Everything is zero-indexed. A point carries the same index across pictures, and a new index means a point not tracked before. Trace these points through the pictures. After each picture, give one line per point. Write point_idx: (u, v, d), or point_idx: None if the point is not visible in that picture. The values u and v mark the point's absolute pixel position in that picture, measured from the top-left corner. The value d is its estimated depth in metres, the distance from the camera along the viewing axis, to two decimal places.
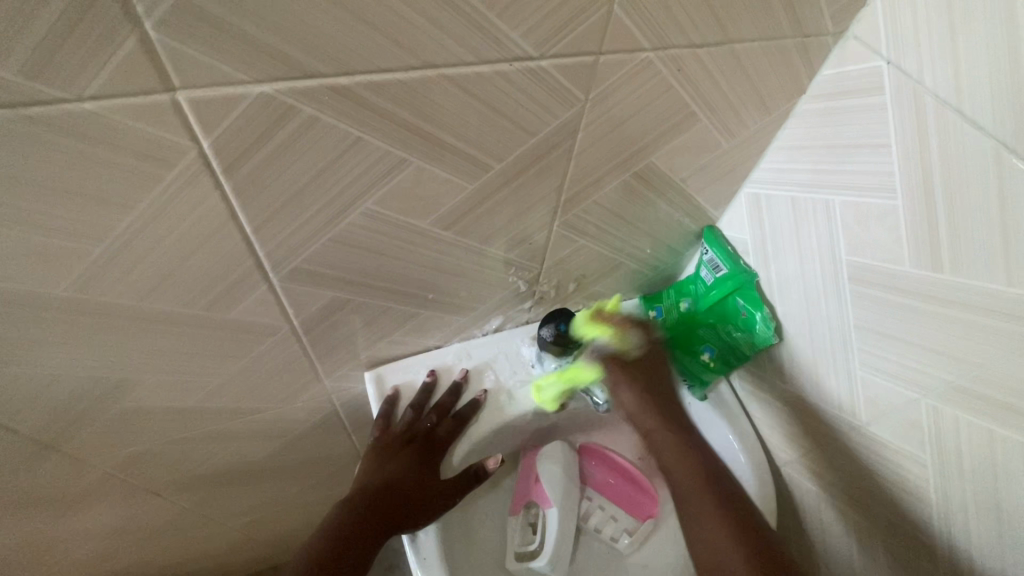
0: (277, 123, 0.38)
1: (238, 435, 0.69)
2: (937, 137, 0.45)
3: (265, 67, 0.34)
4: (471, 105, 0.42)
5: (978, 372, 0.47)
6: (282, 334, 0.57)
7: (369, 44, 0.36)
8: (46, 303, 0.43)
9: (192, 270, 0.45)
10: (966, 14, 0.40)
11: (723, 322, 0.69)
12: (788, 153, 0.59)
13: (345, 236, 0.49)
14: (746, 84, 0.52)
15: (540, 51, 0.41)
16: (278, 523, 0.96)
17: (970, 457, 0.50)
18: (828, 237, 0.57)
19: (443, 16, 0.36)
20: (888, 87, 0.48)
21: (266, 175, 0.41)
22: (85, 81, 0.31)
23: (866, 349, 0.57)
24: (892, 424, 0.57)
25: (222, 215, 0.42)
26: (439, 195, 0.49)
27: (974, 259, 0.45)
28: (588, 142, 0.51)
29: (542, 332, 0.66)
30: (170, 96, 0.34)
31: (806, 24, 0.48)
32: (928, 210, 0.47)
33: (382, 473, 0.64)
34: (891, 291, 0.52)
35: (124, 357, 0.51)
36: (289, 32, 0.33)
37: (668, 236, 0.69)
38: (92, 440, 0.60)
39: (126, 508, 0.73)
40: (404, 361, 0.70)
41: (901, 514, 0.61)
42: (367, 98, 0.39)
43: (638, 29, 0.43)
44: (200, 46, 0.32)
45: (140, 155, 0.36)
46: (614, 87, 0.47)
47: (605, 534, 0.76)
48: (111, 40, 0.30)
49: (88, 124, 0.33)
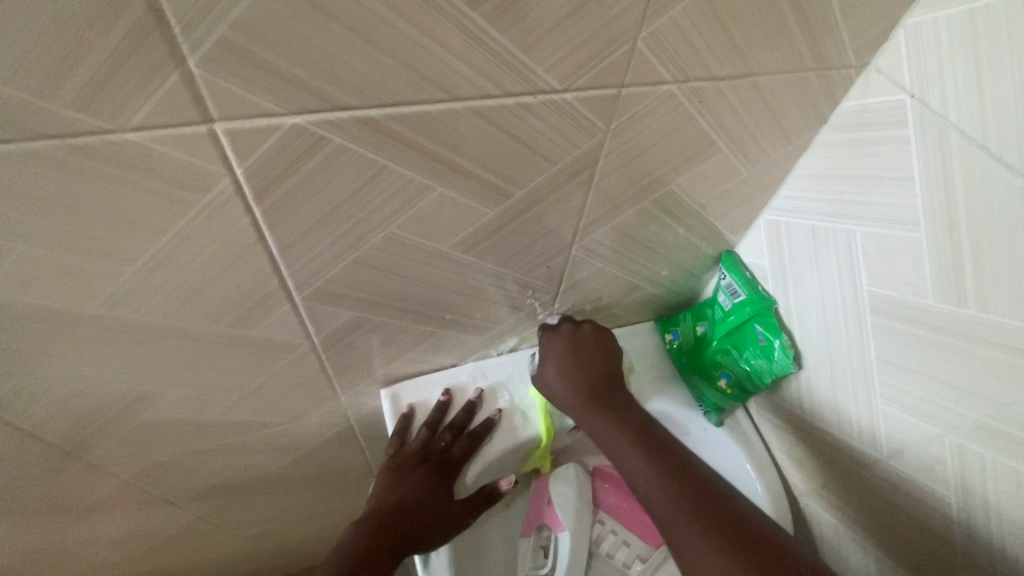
0: (308, 152, 0.39)
1: (255, 448, 0.70)
2: (963, 172, 0.44)
3: (299, 101, 0.35)
4: (493, 135, 0.43)
5: (1006, 411, 0.46)
6: (301, 351, 0.58)
7: (399, 78, 0.37)
8: (78, 317, 0.44)
9: (219, 289, 0.47)
10: (992, 51, 0.40)
11: (739, 347, 0.68)
12: (808, 182, 0.59)
13: (366, 258, 0.50)
14: (767, 115, 0.52)
15: (564, 84, 0.42)
16: (290, 536, 0.96)
17: (998, 496, 0.48)
18: (849, 268, 0.57)
19: (471, 54, 0.37)
20: (911, 120, 0.47)
21: (294, 200, 0.42)
22: (130, 113, 0.33)
23: (887, 381, 0.56)
24: (914, 459, 0.56)
25: (249, 237, 0.43)
26: (460, 220, 0.50)
27: (1002, 296, 0.44)
28: (607, 170, 0.52)
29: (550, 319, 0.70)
30: (209, 127, 0.35)
31: (828, 58, 0.49)
32: (954, 245, 0.47)
33: (396, 491, 0.64)
34: (914, 324, 0.52)
35: (149, 370, 0.52)
36: (324, 69, 0.34)
37: (686, 260, 0.69)
38: (115, 450, 0.61)
39: (142, 517, 0.74)
40: (419, 379, 0.70)
41: (922, 551, 0.59)
42: (395, 129, 0.40)
43: (661, 62, 0.44)
44: (240, 81, 0.33)
45: (177, 182, 0.37)
46: (636, 118, 0.48)
47: (617, 559, 0.75)
48: (156, 75, 0.31)
49: (130, 153, 0.35)
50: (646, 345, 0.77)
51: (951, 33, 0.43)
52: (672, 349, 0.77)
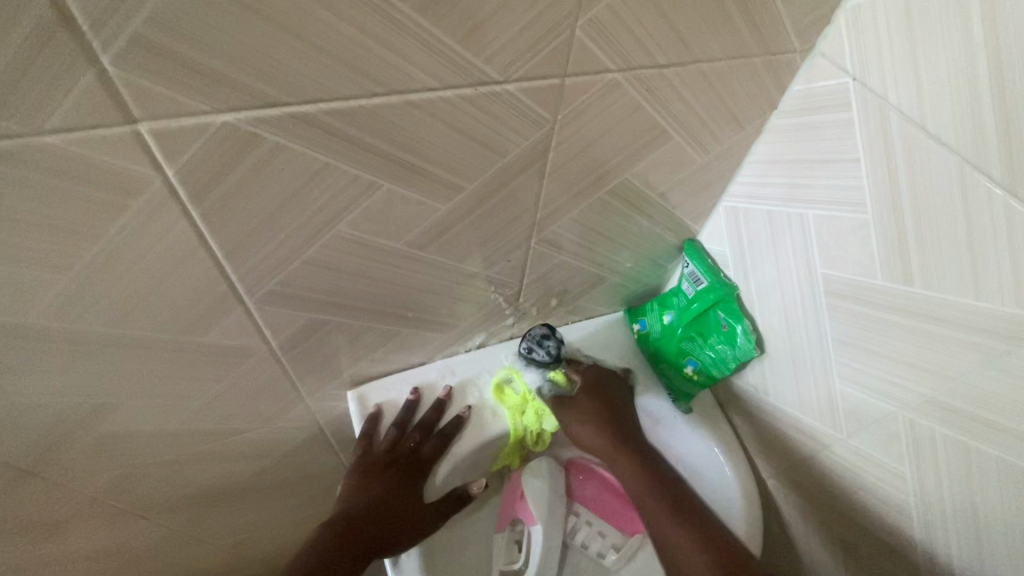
0: (242, 151, 0.38)
1: (221, 457, 0.69)
2: (903, 152, 0.45)
3: (226, 98, 0.35)
4: (437, 129, 0.43)
5: (954, 385, 0.47)
6: (260, 356, 0.57)
7: (330, 73, 0.36)
8: (15, 331, 0.43)
9: (166, 295, 0.45)
10: (926, 32, 0.41)
11: (704, 335, 0.69)
12: (761, 168, 0.60)
13: (316, 259, 0.49)
14: (716, 101, 0.53)
15: (504, 75, 0.42)
16: (269, 545, 0.94)
17: (948, 464, 0.50)
18: (803, 250, 0.57)
19: (403, 45, 0.36)
20: (854, 103, 0.48)
21: (234, 201, 0.41)
22: (45, 116, 0.31)
23: (843, 361, 0.57)
24: (871, 436, 0.57)
25: (191, 241, 0.42)
26: (413, 216, 0.49)
27: (943, 272, 0.45)
28: (560, 161, 0.52)
29: (536, 329, 0.69)
30: (133, 127, 0.34)
31: (771, 43, 0.49)
32: (898, 225, 0.47)
33: (366, 493, 0.64)
34: (866, 304, 0.53)
35: (99, 381, 0.51)
36: (251, 66, 0.34)
37: (649, 250, 0.70)
38: (72, 466, 0.59)
39: (110, 533, 0.72)
40: (387, 379, 0.69)
41: (878, 522, 0.61)
42: (332, 124, 0.39)
43: (604, 52, 0.44)
44: (162, 80, 0.32)
45: (107, 186, 0.36)
46: (583, 107, 0.47)
47: (592, 549, 0.76)
48: (68, 74, 0.30)
49: (49, 157, 0.33)
50: (612, 336, 0.77)
51: (889, 16, 0.44)
52: (641, 338, 0.77)
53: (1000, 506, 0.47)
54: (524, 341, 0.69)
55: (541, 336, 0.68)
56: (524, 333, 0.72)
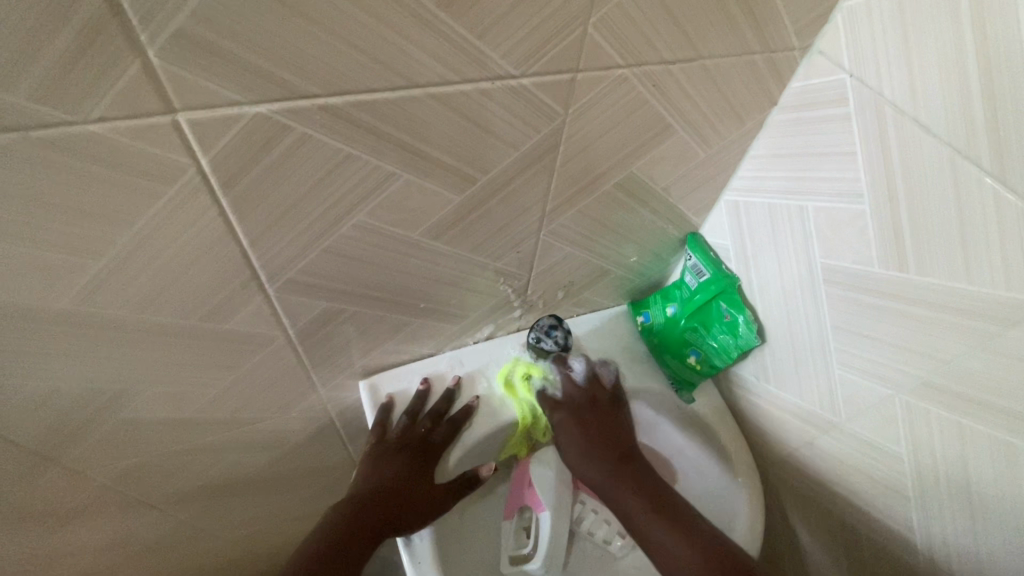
0: (271, 140, 0.40)
1: (234, 446, 0.70)
2: (898, 145, 0.47)
3: (259, 89, 0.36)
4: (454, 121, 0.45)
5: (949, 368, 0.49)
6: (276, 344, 0.58)
7: (357, 66, 0.38)
8: (47, 315, 0.44)
9: (191, 281, 0.47)
10: (919, 30, 0.43)
11: (707, 325, 0.71)
12: (761, 163, 0.62)
13: (334, 248, 0.50)
14: (719, 97, 0.55)
15: (519, 70, 0.44)
16: (276, 537, 0.96)
17: (943, 444, 0.52)
18: (803, 241, 0.59)
19: (426, 40, 0.38)
20: (851, 97, 0.50)
21: (261, 189, 0.42)
22: (91, 104, 0.33)
23: (842, 348, 0.59)
24: (869, 420, 0.59)
25: (218, 228, 0.44)
26: (428, 206, 0.51)
27: (937, 258, 0.47)
28: (569, 154, 0.54)
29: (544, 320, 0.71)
30: (172, 116, 0.36)
31: (772, 41, 0.51)
32: (894, 215, 0.50)
33: (378, 477, 0.66)
34: (864, 292, 0.55)
35: (122, 367, 0.52)
36: (284, 58, 0.36)
37: (653, 244, 0.72)
38: (92, 452, 0.60)
39: (124, 522, 0.74)
40: (398, 369, 0.71)
41: (877, 504, 0.63)
42: (356, 115, 0.41)
43: (613, 48, 0.46)
44: (201, 71, 0.34)
45: (144, 173, 0.38)
46: (593, 102, 0.50)
47: (598, 536, 0.78)
48: (116, 64, 0.32)
49: (93, 145, 0.35)
50: (617, 329, 0.79)
51: (884, 15, 0.46)
52: (644, 330, 0.79)
53: (992, 483, 0.49)
54: (533, 330, 0.71)
55: (549, 326, 0.71)
56: (532, 324, 0.75)
